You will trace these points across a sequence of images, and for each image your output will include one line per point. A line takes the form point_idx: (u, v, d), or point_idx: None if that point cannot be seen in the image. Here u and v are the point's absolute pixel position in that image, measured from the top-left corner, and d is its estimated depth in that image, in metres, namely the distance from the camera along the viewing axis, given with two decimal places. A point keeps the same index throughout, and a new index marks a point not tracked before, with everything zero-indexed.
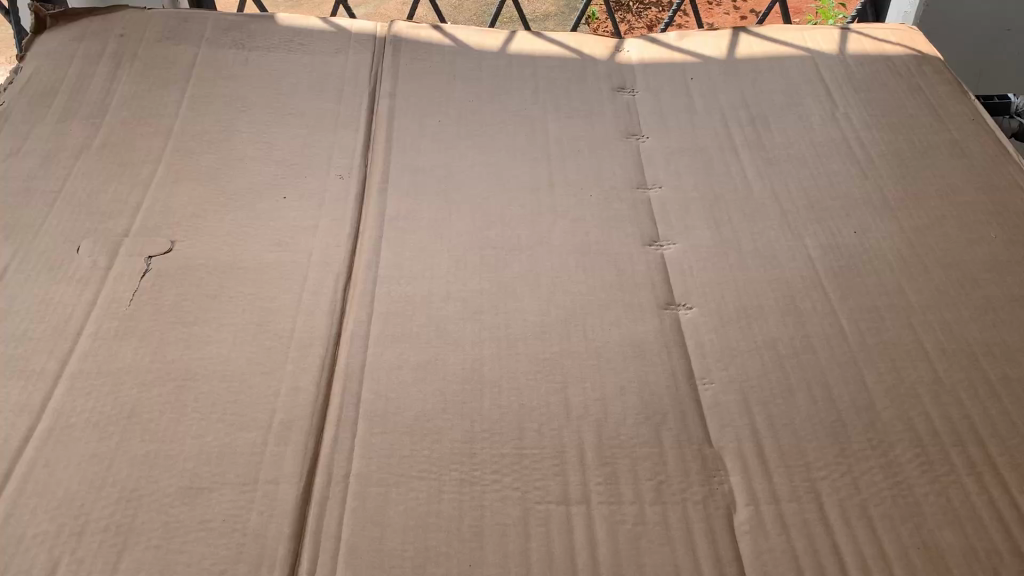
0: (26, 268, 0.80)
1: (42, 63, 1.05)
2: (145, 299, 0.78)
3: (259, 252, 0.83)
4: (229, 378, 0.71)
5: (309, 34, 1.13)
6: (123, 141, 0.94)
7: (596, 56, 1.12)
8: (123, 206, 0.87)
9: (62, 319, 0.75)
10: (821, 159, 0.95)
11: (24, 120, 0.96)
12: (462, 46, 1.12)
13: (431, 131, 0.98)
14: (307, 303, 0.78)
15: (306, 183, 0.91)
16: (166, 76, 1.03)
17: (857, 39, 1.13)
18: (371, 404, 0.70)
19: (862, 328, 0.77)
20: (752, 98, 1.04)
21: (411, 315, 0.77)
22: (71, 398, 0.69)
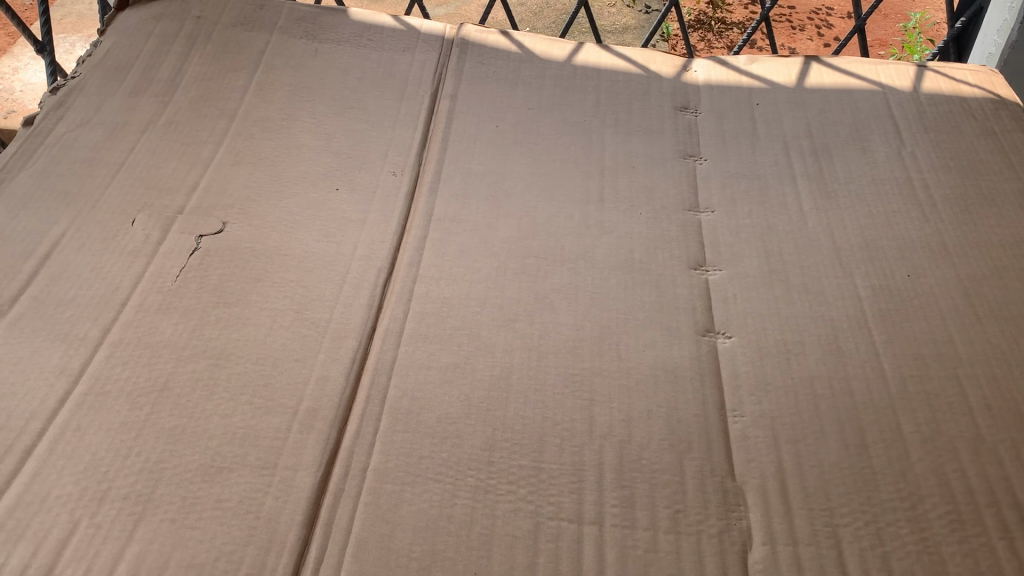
0: (81, 237, 0.82)
1: (121, 40, 1.08)
2: (191, 277, 0.80)
3: (306, 241, 0.84)
4: (262, 362, 0.72)
5: (379, 31, 1.13)
6: (188, 121, 0.97)
7: (662, 73, 1.10)
8: (181, 183, 0.89)
9: (110, 288, 0.78)
10: (881, 197, 0.92)
11: (98, 92, 0.99)
12: (529, 52, 1.12)
13: (488, 135, 0.99)
14: (347, 295, 0.79)
15: (359, 177, 0.92)
16: (236, 61, 1.06)
17: (934, 77, 1.09)
18: (397, 401, 0.70)
19: (905, 374, 0.74)
20: (817, 128, 1.01)
21: (447, 317, 0.78)
22: (109, 366, 0.71)
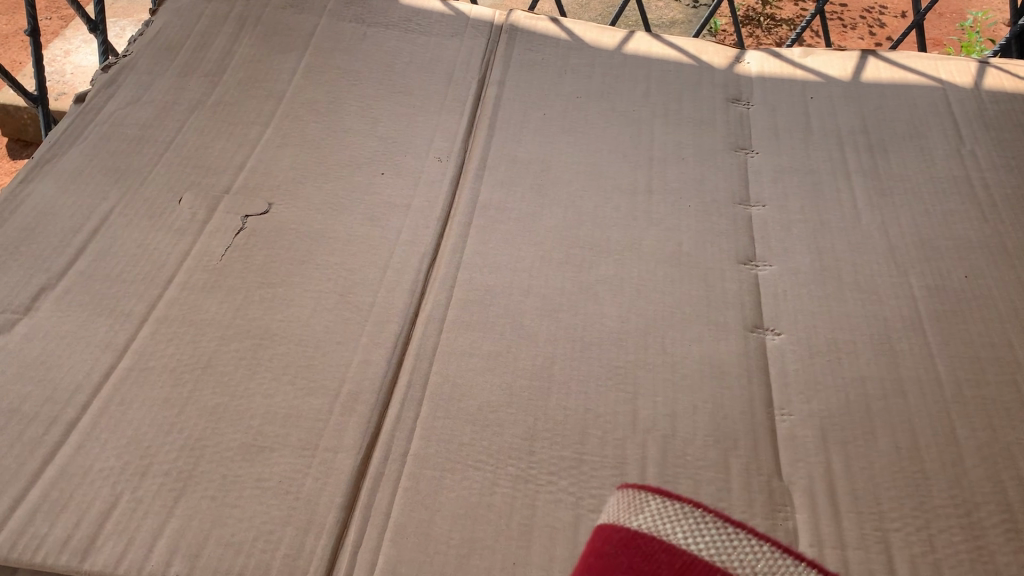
0: (129, 213, 0.83)
1: (172, 20, 1.07)
2: (236, 256, 0.79)
3: (351, 225, 0.84)
4: (305, 344, 0.72)
5: (427, 15, 1.12)
6: (236, 101, 0.97)
7: (714, 64, 1.07)
8: (228, 163, 0.89)
9: (156, 266, 0.78)
10: (938, 195, 0.89)
11: (148, 71, 1.00)
12: (579, 40, 1.10)
13: (535, 124, 0.97)
14: (390, 280, 0.79)
15: (405, 162, 0.92)
16: (286, 43, 1.05)
17: (996, 73, 1.04)
18: (438, 387, 0.70)
19: (961, 378, 0.72)
20: (873, 124, 0.98)
21: (490, 305, 0.77)
22: (153, 342, 0.71)
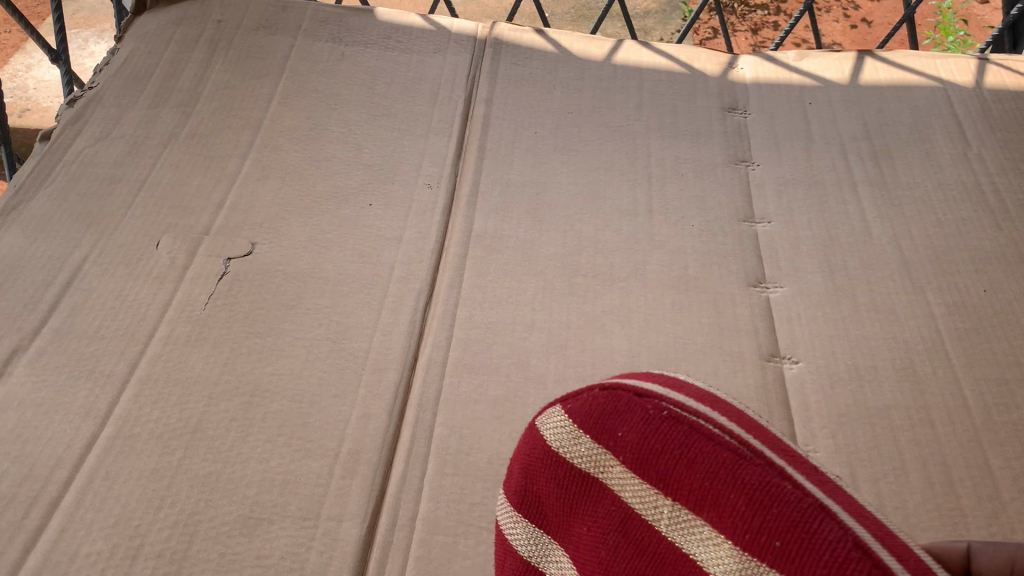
0: (104, 262, 0.78)
1: (138, 47, 1.02)
2: (220, 304, 0.75)
3: (340, 263, 0.79)
4: (299, 399, 0.68)
5: (407, 31, 1.07)
6: (211, 133, 0.92)
7: (706, 71, 1.03)
8: (206, 201, 0.84)
9: (135, 319, 0.73)
10: (949, 203, 0.86)
11: (116, 104, 0.94)
12: (566, 51, 1.05)
13: (527, 143, 0.93)
14: (385, 322, 0.75)
15: (393, 190, 0.87)
16: (261, 67, 1.00)
17: (997, 70, 1.00)
18: (444, 441, 0.66)
19: (989, 402, 0.69)
20: (876, 129, 0.95)
21: (493, 345, 0.73)
22: (137, 406, 0.67)
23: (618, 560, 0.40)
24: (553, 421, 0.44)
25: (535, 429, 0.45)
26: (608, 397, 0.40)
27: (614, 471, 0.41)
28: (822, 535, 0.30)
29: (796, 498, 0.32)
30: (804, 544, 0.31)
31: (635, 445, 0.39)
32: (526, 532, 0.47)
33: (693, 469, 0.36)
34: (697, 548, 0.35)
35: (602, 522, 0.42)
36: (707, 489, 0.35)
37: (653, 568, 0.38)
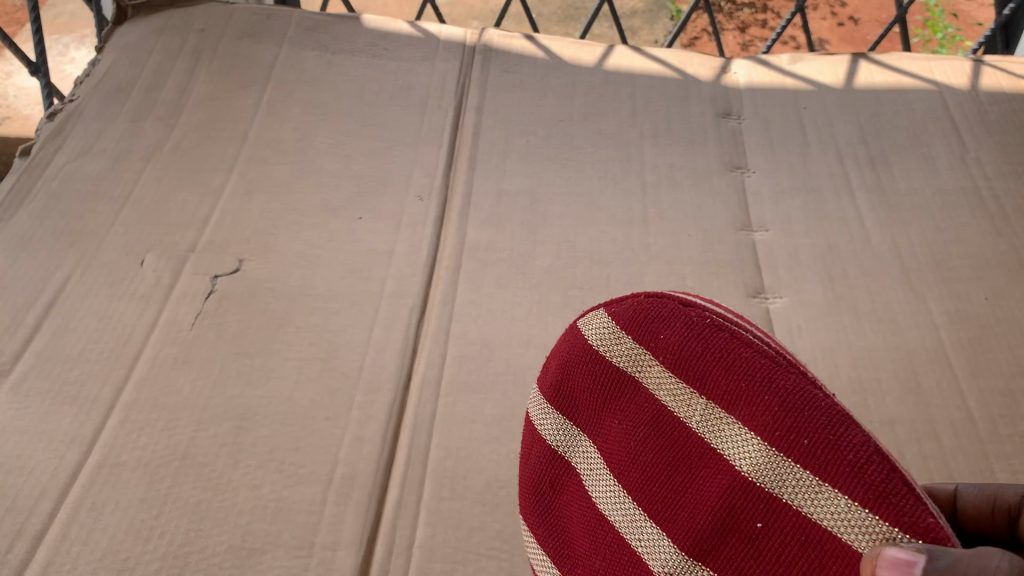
0: (87, 281, 0.76)
1: (120, 58, 0.99)
2: (208, 324, 0.73)
3: (330, 279, 0.78)
4: (290, 423, 0.66)
5: (394, 38, 1.05)
6: (196, 146, 0.90)
7: (700, 76, 1.02)
8: (191, 216, 0.82)
9: (120, 341, 0.71)
10: (948, 210, 0.85)
11: (98, 117, 0.92)
12: (556, 57, 1.04)
13: (519, 152, 0.92)
14: (377, 340, 0.73)
15: (383, 202, 0.86)
16: (245, 77, 0.98)
17: (992, 72, 0.99)
18: (440, 463, 0.65)
19: (994, 414, 0.68)
20: (872, 134, 0.94)
21: (488, 362, 0.72)
22: (124, 432, 0.65)
23: (646, 455, 0.48)
24: (604, 325, 0.52)
25: (585, 333, 0.53)
26: (656, 305, 0.49)
27: (652, 371, 0.48)
28: (847, 439, 0.38)
29: (825, 405, 0.39)
30: (830, 446, 0.38)
31: (677, 346, 0.46)
32: (557, 420, 0.56)
33: (730, 370, 0.43)
34: (725, 443, 0.43)
35: (635, 416, 0.50)
36: (744, 388, 0.42)
37: (679, 457, 0.46)
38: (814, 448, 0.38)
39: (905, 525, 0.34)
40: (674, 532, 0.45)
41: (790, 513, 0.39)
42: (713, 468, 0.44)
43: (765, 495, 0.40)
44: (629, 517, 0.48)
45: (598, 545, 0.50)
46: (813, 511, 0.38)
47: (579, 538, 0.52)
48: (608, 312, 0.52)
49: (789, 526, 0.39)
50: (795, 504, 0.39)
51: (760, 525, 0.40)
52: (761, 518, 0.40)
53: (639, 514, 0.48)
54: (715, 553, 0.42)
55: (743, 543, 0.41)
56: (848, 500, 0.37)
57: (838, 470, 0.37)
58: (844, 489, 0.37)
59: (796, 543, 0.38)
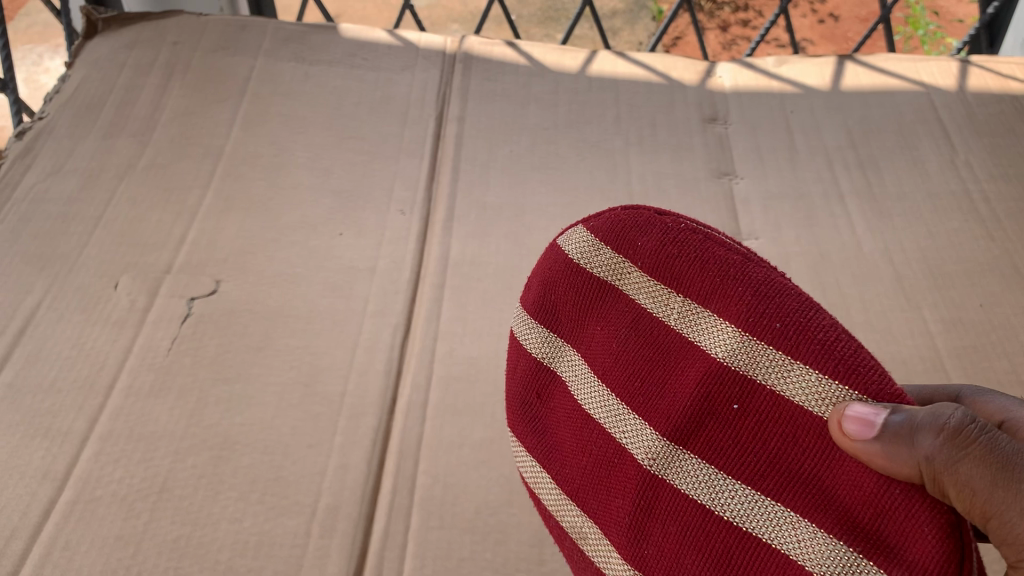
0: (58, 307, 0.73)
1: (90, 73, 0.97)
2: (185, 349, 0.71)
3: (311, 298, 0.75)
4: (271, 451, 0.64)
5: (373, 48, 1.03)
6: (170, 163, 0.87)
7: (684, 81, 1.00)
8: (167, 236, 0.80)
9: (94, 369, 0.69)
10: (939, 214, 0.84)
11: (68, 135, 0.89)
12: (538, 64, 1.02)
13: (503, 162, 0.90)
14: (361, 361, 0.71)
15: (365, 217, 0.84)
16: (221, 91, 0.96)
17: (978, 72, 0.98)
18: (428, 490, 0.63)
19: None
20: (861, 138, 0.92)
21: (476, 383, 0.70)
22: (98, 466, 0.62)
23: (629, 356, 0.54)
24: (585, 240, 0.58)
25: (567, 250, 0.59)
26: (632, 217, 0.55)
27: (630, 278, 0.55)
28: (815, 322, 0.44)
29: (792, 293, 0.46)
30: (800, 326, 0.44)
31: (653, 252, 0.53)
32: (535, 333, 0.61)
33: (704, 267, 0.49)
34: (702, 335, 0.49)
35: (616, 323, 0.56)
36: (717, 281, 0.48)
37: (659, 354, 0.52)
38: (783, 329, 0.44)
39: (871, 391, 0.41)
40: (657, 423, 0.51)
41: (765, 392, 0.45)
42: (690, 360, 0.50)
43: (742, 378, 0.46)
44: (613, 414, 0.55)
45: (584, 443, 0.56)
46: (785, 387, 0.44)
47: (564, 441, 0.58)
48: (588, 228, 0.58)
49: (767, 405, 0.45)
50: (768, 385, 0.45)
51: (737, 407, 0.47)
52: (738, 400, 0.47)
53: (622, 410, 0.54)
54: (697, 436, 0.49)
55: (724, 424, 0.47)
56: (815, 371, 0.43)
57: (808, 348, 0.43)
58: (812, 363, 0.43)
59: (776, 419, 0.45)
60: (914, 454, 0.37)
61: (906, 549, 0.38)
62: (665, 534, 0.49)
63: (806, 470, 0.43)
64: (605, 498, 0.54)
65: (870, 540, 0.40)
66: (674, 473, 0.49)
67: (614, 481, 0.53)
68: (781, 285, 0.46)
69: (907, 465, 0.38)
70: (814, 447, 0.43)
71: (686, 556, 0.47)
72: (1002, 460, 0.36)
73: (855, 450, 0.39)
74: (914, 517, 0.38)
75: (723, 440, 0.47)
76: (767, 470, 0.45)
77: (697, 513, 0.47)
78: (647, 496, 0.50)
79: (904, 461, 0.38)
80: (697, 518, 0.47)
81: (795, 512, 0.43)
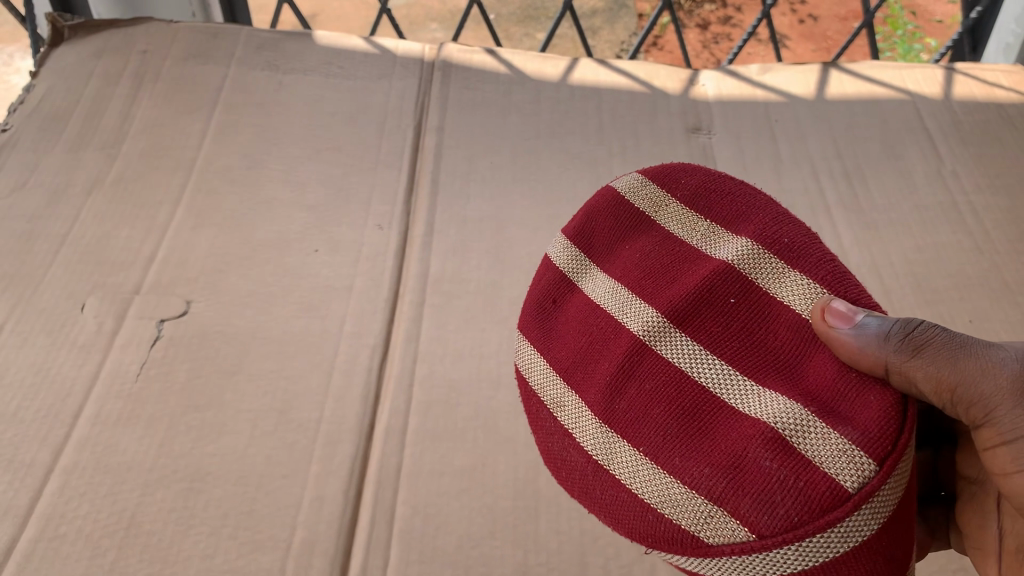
0: (23, 329, 0.70)
1: (57, 83, 0.94)
2: (154, 374, 0.68)
3: (286, 319, 0.73)
4: (244, 482, 0.62)
5: (349, 56, 1.00)
6: (140, 177, 0.84)
7: (667, 89, 0.98)
8: (136, 255, 0.77)
9: (59, 397, 0.66)
10: (926, 227, 0.83)
11: (33, 148, 0.86)
12: (519, 72, 1.00)
13: (483, 174, 0.88)
14: (337, 385, 0.69)
15: (341, 232, 0.81)
16: (193, 101, 0.93)
17: (964, 80, 0.97)
18: (408, 522, 0.61)
19: None
20: (847, 148, 0.91)
21: (456, 406, 0.68)
22: (63, 500, 0.60)
23: (643, 254, 0.60)
24: (633, 177, 0.64)
25: (612, 180, 0.65)
26: (680, 164, 0.64)
27: (668, 208, 0.61)
28: (817, 249, 0.54)
29: (803, 227, 0.56)
30: (805, 248, 0.54)
31: (693, 187, 0.61)
32: (562, 248, 0.64)
33: (733, 200, 0.59)
34: (720, 250, 0.57)
35: (639, 239, 0.61)
36: (739, 211, 0.58)
37: (671, 259, 0.58)
38: (791, 249, 0.54)
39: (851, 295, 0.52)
40: (658, 303, 0.55)
41: (763, 296, 0.53)
42: (699, 263, 0.57)
43: (745, 281, 0.54)
44: (616, 299, 0.58)
45: (583, 327, 0.58)
46: (781, 291, 0.53)
47: (558, 326, 0.61)
48: (635, 172, 0.65)
49: (763, 307, 0.53)
50: (771, 291, 0.53)
51: (733, 302, 0.54)
52: (736, 297, 0.54)
53: (625, 296, 0.58)
54: (692, 320, 0.54)
55: (718, 314, 0.54)
56: (810, 281, 0.53)
57: (811, 263, 0.53)
58: (808, 274, 0.53)
59: (766, 318, 0.53)
60: (886, 352, 0.47)
61: (855, 415, 0.46)
62: (640, 393, 0.53)
63: (784, 357, 0.50)
64: (588, 368, 0.56)
65: (825, 409, 0.46)
66: (665, 345, 0.54)
67: (602, 353, 0.56)
68: (795, 222, 0.56)
69: (877, 356, 0.47)
70: (796, 339, 0.51)
71: (656, 409, 0.51)
72: (954, 351, 0.49)
73: (832, 342, 0.48)
74: (862, 394, 0.47)
75: (715, 326, 0.53)
76: (750, 353, 0.51)
77: (677, 378, 0.52)
78: (632, 360, 0.54)
79: (876, 351, 0.47)
80: (675, 381, 0.52)
81: (764, 383, 0.49)
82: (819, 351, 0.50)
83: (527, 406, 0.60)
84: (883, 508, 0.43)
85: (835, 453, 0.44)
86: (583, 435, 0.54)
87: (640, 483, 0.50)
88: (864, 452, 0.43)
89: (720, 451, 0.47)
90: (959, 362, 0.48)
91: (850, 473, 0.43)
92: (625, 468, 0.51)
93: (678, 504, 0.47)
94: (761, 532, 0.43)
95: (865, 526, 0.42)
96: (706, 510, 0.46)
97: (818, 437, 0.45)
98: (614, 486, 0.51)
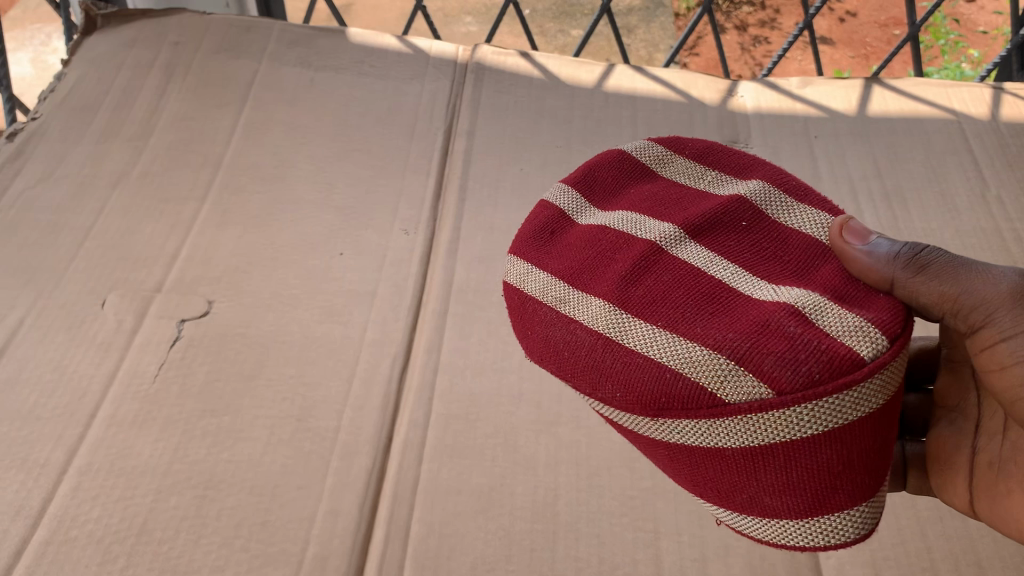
0: (43, 324, 0.70)
1: (87, 73, 0.93)
2: (172, 376, 0.67)
3: (308, 323, 0.72)
4: (258, 492, 0.61)
5: (382, 54, 0.99)
6: (166, 172, 0.84)
7: (705, 99, 0.96)
8: (159, 252, 0.76)
9: (76, 396, 0.65)
10: (967, 252, 0.80)
11: (61, 138, 0.86)
12: (553, 77, 0.98)
13: (512, 181, 0.86)
14: (356, 396, 0.67)
15: (366, 236, 0.80)
16: (222, 96, 0.92)
17: (1013, 101, 0.94)
18: (422, 541, 0.59)
19: None
20: (887, 167, 0.88)
21: (476, 422, 0.67)
22: (75, 503, 0.59)
23: (648, 194, 0.54)
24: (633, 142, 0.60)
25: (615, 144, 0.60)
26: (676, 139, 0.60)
27: (673, 164, 0.57)
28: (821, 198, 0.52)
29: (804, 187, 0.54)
30: (811, 193, 0.52)
31: (698, 147, 0.58)
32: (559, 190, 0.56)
33: (737, 158, 0.56)
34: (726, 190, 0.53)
35: (642, 184, 0.56)
36: (744, 164, 0.55)
37: (680, 195, 0.54)
38: (799, 191, 0.52)
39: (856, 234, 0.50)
40: (673, 219, 0.50)
41: (775, 220, 0.50)
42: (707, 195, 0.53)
43: (756, 208, 0.50)
44: (625, 219, 0.51)
45: (587, 236, 0.51)
46: (792, 220, 0.50)
47: (559, 237, 0.53)
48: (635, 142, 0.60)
49: (775, 229, 0.49)
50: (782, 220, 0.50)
51: (745, 224, 0.50)
52: (748, 220, 0.50)
53: (637, 219, 0.51)
54: (706, 233, 0.49)
55: (732, 233, 0.49)
56: (820, 215, 0.50)
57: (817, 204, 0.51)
58: (819, 210, 0.51)
59: (778, 238, 0.49)
60: (889, 269, 0.47)
61: (867, 308, 0.43)
62: (655, 283, 0.46)
63: (795, 268, 0.47)
64: (596, 266, 0.49)
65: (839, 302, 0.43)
66: (680, 250, 0.48)
67: (609, 256, 0.49)
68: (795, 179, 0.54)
69: (886, 273, 0.46)
70: (809, 257, 0.48)
71: (674, 296, 0.45)
72: (953, 267, 0.50)
73: (844, 256, 0.47)
74: (873, 298, 0.44)
75: (730, 241, 0.49)
76: (766, 264, 0.47)
77: (693, 275, 0.46)
78: (647, 258, 0.48)
79: (884, 269, 0.46)
80: (691, 276, 0.46)
81: (778, 281, 0.46)
82: (827, 264, 0.47)
83: (515, 313, 0.51)
84: (888, 384, 0.41)
85: (853, 328, 0.41)
86: (588, 318, 0.46)
87: (658, 351, 0.43)
88: (879, 329, 0.41)
89: (742, 322, 0.42)
90: (961, 277, 0.49)
91: (866, 343, 0.40)
92: (639, 339, 0.44)
93: (697, 362, 0.42)
94: (781, 389, 0.40)
95: (873, 398, 0.40)
96: (726, 367, 0.41)
97: (835, 315, 0.42)
98: (623, 357, 0.44)
